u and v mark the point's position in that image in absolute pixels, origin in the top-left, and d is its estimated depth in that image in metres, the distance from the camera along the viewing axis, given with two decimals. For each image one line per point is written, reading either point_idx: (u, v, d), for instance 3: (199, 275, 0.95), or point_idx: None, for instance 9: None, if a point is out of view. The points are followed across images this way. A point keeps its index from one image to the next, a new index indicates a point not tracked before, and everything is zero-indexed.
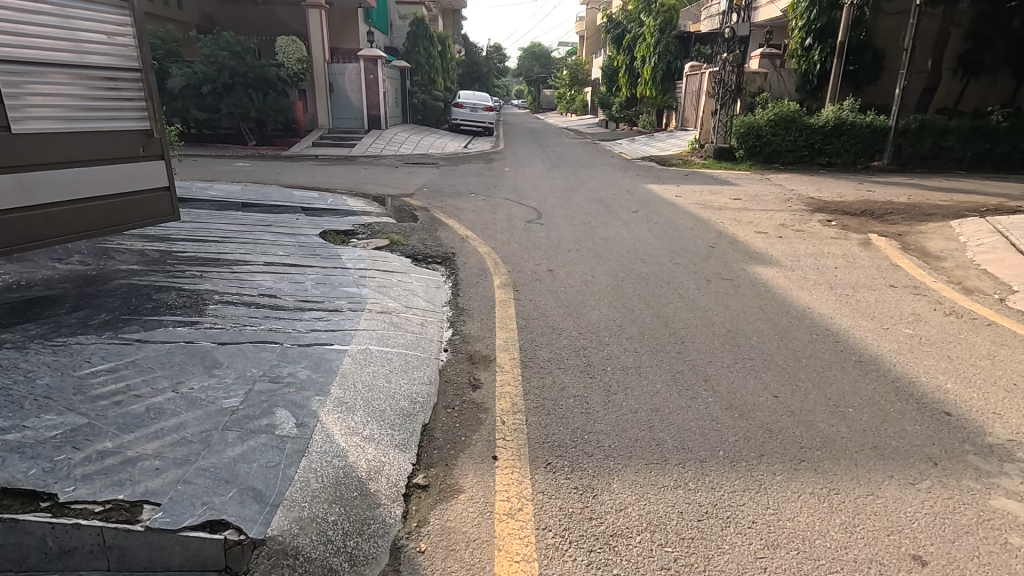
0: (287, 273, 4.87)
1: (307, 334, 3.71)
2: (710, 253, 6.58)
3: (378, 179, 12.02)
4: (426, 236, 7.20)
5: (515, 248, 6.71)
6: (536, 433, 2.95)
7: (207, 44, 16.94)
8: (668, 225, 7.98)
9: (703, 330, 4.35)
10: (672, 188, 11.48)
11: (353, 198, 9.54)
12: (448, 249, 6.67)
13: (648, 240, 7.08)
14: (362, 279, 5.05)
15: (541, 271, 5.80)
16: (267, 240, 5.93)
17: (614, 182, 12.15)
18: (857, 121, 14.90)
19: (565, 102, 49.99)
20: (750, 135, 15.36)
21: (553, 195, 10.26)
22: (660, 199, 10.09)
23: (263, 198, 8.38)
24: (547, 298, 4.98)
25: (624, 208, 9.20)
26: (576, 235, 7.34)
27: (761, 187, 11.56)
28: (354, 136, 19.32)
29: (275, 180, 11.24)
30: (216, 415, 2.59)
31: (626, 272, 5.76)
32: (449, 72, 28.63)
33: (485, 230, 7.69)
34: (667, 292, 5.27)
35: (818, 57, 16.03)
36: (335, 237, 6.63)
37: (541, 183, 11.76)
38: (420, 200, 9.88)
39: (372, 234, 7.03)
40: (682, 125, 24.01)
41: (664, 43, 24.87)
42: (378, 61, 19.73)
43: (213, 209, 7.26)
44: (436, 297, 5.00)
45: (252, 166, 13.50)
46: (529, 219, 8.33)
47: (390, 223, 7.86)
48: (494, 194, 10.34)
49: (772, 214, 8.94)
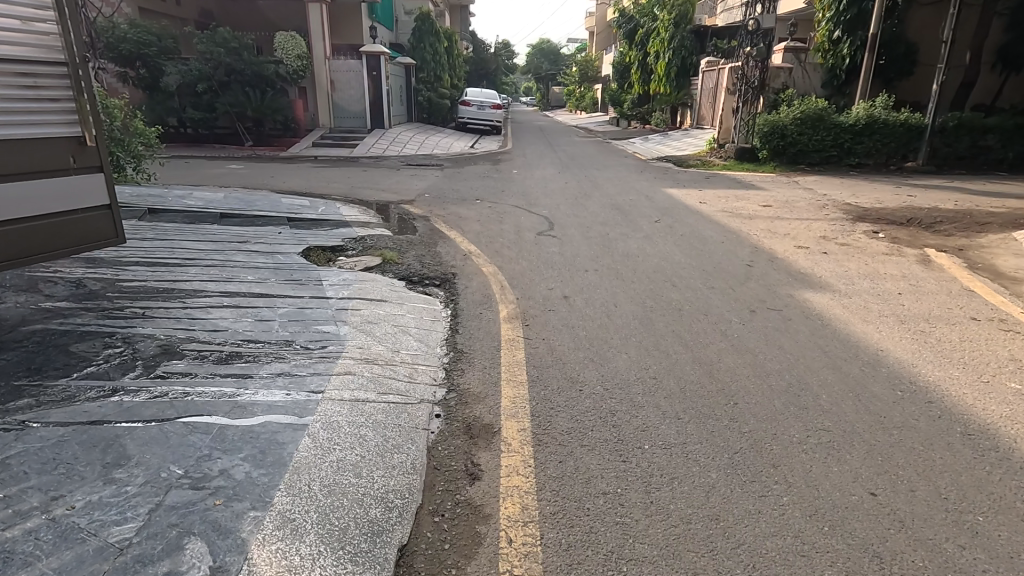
0: (251, 308, 4.07)
1: (259, 401, 2.90)
2: (748, 273, 5.74)
3: (377, 183, 11.26)
4: (424, 253, 6.41)
5: (524, 268, 5.89)
6: (554, 564, 2.14)
7: (203, 40, 16.23)
8: (696, 237, 7.14)
9: (758, 384, 3.50)
10: (694, 193, 10.62)
11: (347, 207, 8.74)
12: (448, 269, 5.87)
13: (675, 257, 6.25)
14: (342, 314, 4.24)
15: (554, 298, 4.98)
16: (238, 262, 5.14)
17: (631, 185, 11.30)
18: (890, 119, 13.91)
19: (575, 100, 49.28)
20: (774, 134, 14.43)
21: (565, 202, 9.44)
22: (682, 206, 9.25)
23: (245, 208, 7.61)
24: (563, 337, 4.15)
25: (644, 217, 8.37)
26: (594, 251, 6.52)
27: (790, 192, 10.69)
28: (355, 136, 18.55)
29: (267, 185, 10.51)
30: (92, 563, 1.80)
31: (654, 300, 4.92)
32: (456, 69, 27.81)
33: (491, 243, 6.88)
34: (705, 326, 4.41)
35: (847, 51, 15.07)
36: (320, 256, 5.85)
37: (552, 187, 10.93)
38: (421, 207, 9.09)
39: (362, 252, 6.24)
40: (697, 123, 23.07)
41: (679, 38, 23.83)
42: (381, 57, 18.93)
43: (187, 222, 6.50)
44: (431, 336, 4.19)
45: (246, 169, 12.79)
46: (540, 231, 7.51)
47: (385, 236, 7.07)
48: (501, 200, 9.53)
49: (810, 224, 8.09)
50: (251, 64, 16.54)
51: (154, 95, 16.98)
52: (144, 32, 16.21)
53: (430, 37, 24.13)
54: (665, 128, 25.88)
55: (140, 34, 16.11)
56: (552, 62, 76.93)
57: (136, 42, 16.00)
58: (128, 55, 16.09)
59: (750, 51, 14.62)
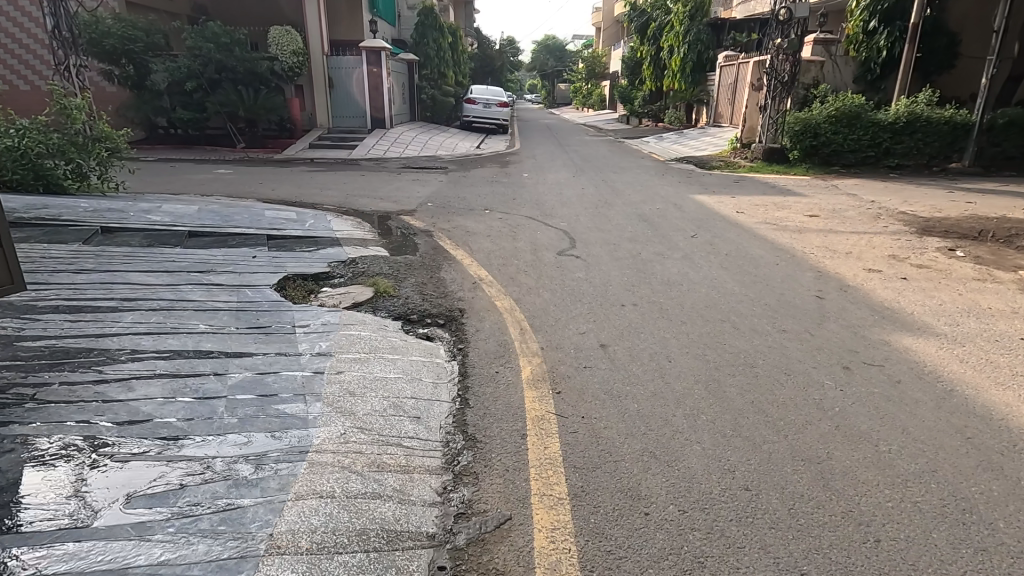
0: (192, 378, 3.04)
1: (163, 568, 1.89)
2: (822, 309, 4.70)
3: (376, 190, 10.22)
4: (425, 280, 5.38)
5: (546, 302, 4.85)
6: None
7: (192, 35, 15.23)
8: (744, 258, 6.09)
9: (899, 505, 2.45)
10: (726, 199, 9.56)
11: (339, 219, 7.71)
12: (454, 303, 4.83)
13: (726, 286, 5.20)
14: (316, 381, 3.21)
15: (590, 348, 3.94)
16: (192, 300, 4.10)
17: (655, 191, 10.23)
18: (933, 116, 12.74)
19: (581, 97, 48.10)
20: (806, 133, 13.32)
21: (585, 212, 8.38)
22: (718, 216, 8.19)
23: (220, 224, 6.59)
24: (610, 416, 3.12)
25: (677, 231, 7.31)
26: (628, 277, 5.48)
27: (833, 199, 9.63)
28: (355, 136, 17.52)
29: (253, 193, 9.51)
30: None
31: (718, 351, 3.88)
32: (461, 65, 26.73)
33: (504, 267, 5.84)
34: (795, 393, 3.35)
35: (885, 42, 13.91)
36: (298, 289, 4.83)
37: (567, 194, 9.87)
38: (423, 219, 8.06)
39: (351, 281, 5.21)
40: (715, 120, 21.94)
41: (694, 32, 22.66)
42: (382, 53, 17.86)
43: (143, 243, 5.49)
44: (432, 412, 3.16)
45: (235, 175, 11.80)
46: (560, 249, 6.46)
47: (380, 258, 6.03)
48: (512, 210, 8.49)
49: (870, 239, 7.03)
50: (244, 61, 15.52)
51: (141, 94, 15.98)
52: (129, 27, 15.23)
53: (433, 32, 23.09)
54: (679, 126, 24.69)
55: (125, 29, 15.12)
56: (557, 58, 75.80)
57: (121, 37, 15.00)
58: (112, 51, 15.09)
59: (780, 43, 13.45)
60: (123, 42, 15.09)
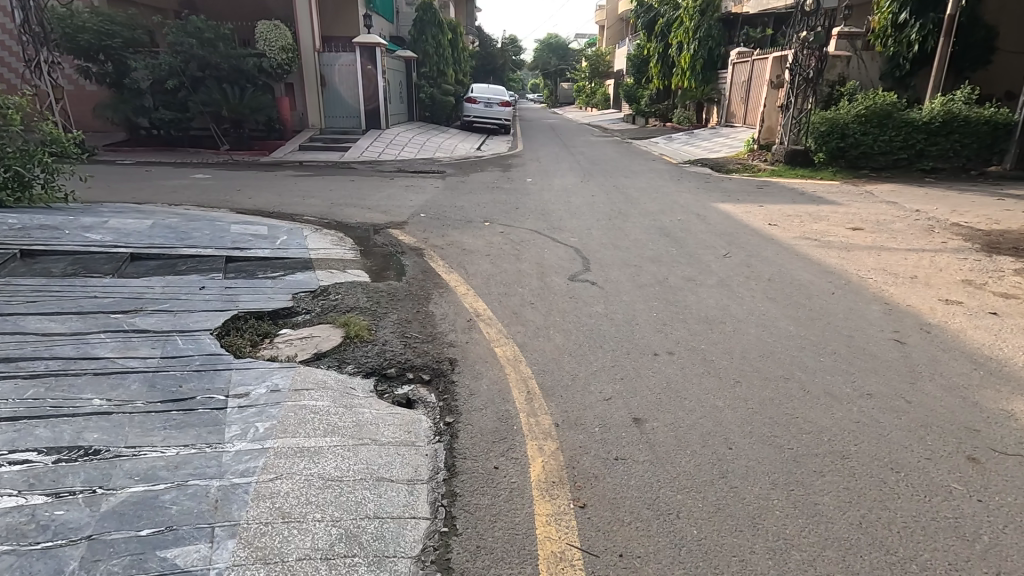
0: (49, 506, 2.08)
1: None
2: (909, 360, 3.71)
3: (363, 198, 9.23)
4: (409, 317, 4.40)
5: (558, 349, 3.86)
6: None
7: (173, 30, 14.30)
8: (793, 287, 5.10)
9: None
10: (753, 209, 8.57)
11: (319, 234, 6.76)
12: (443, 351, 3.85)
13: (780, 327, 4.21)
14: (235, 500, 2.24)
15: (621, 427, 2.97)
16: (96, 359, 3.13)
17: (672, 199, 9.23)
18: (973, 116, 11.68)
19: (584, 97, 47.14)
20: (832, 134, 12.31)
21: (598, 225, 7.39)
22: (749, 229, 7.21)
23: (173, 243, 5.62)
24: (661, 554, 2.15)
25: (706, 249, 6.33)
26: (659, 312, 4.51)
27: (873, 208, 8.63)
28: (348, 137, 16.54)
29: (227, 202, 8.54)
30: None
31: (792, 431, 2.91)
32: (461, 63, 25.74)
33: (506, 297, 4.86)
34: (917, 509, 2.37)
35: (917, 36, 12.88)
36: (247, 335, 3.85)
37: (577, 202, 8.88)
38: (413, 233, 7.08)
39: (317, 320, 4.24)
40: (727, 120, 20.94)
41: (705, 27, 21.61)
42: (377, 49, 16.83)
43: (69, 272, 4.53)
44: (402, 544, 2.18)
45: (213, 180, 10.82)
46: (572, 273, 5.48)
47: (358, 286, 5.05)
48: (514, 222, 7.51)
49: (931, 258, 6.04)
50: (229, 58, 14.59)
51: (120, 92, 15.01)
52: (107, 21, 14.29)
53: (431, 28, 22.11)
54: (688, 126, 23.64)
55: (102, 23, 14.18)
56: (559, 57, 74.59)
57: (97, 32, 14.06)
58: (88, 47, 14.14)
59: (806, 36, 12.42)
60: (99, 37, 14.15)
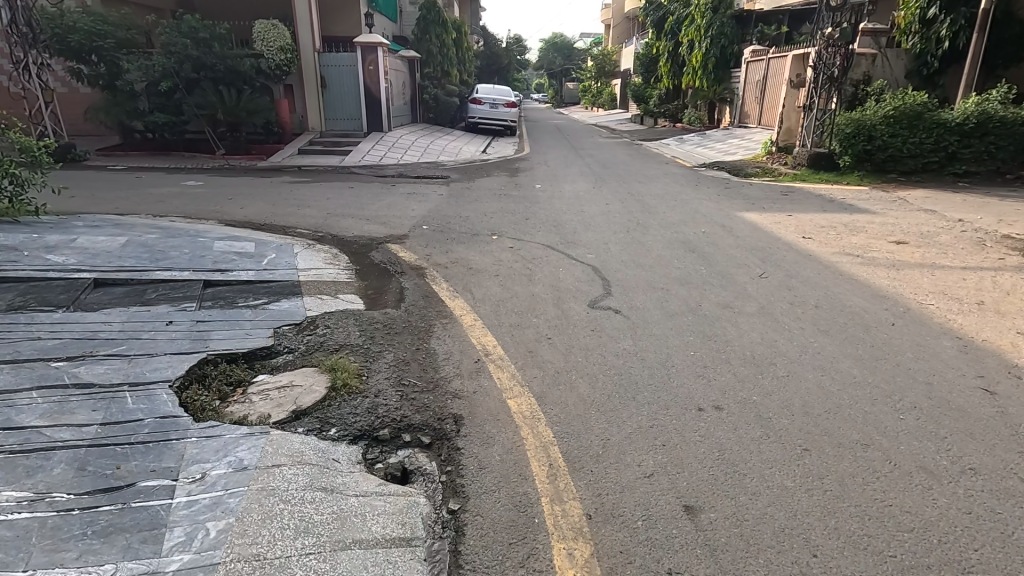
0: None
1: None
2: (1008, 418, 3.08)
3: (363, 207, 8.65)
4: (407, 358, 3.80)
5: (582, 402, 3.26)
6: None
7: (167, 30, 13.79)
8: (846, 317, 4.47)
9: None
10: (782, 219, 7.93)
11: (311, 251, 6.18)
12: (446, 405, 3.26)
13: (843, 372, 3.58)
14: None
15: (670, 521, 2.36)
16: (19, 430, 2.54)
17: (693, 208, 8.59)
18: (1010, 116, 10.94)
19: (591, 97, 46.51)
20: (858, 136, 11.62)
21: (616, 239, 6.77)
22: (782, 244, 6.57)
23: (147, 264, 5.05)
24: None
25: (737, 268, 5.71)
26: (695, 349, 3.90)
27: (912, 218, 7.97)
28: (349, 141, 15.97)
29: (216, 214, 7.97)
30: None
31: (889, 530, 2.29)
32: (466, 63, 25.16)
33: (519, 330, 4.26)
34: None
35: (947, 31, 12.18)
36: (214, 385, 3.26)
37: (591, 212, 8.27)
38: (415, 249, 6.49)
39: (301, 363, 3.65)
40: (741, 120, 20.31)
41: (718, 25, 20.93)
42: (379, 49, 16.24)
43: (19, 305, 3.95)
44: None
45: (205, 188, 10.28)
46: (592, 299, 4.86)
47: (351, 317, 4.45)
48: (525, 236, 6.91)
49: (992, 278, 5.40)
50: (225, 59, 14.06)
51: (112, 94, 14.51)
52: (98, 21, 13.80)
53: (436, 27, 21.55)
54: (700, 126, 22.93)
55: (93, 23, 13.68)
56: (565, 56, 73.84)
57: (88, 33, 13.57)
58: (79, 48, 13.64)
59: (831, 32, 11.73)
60: (90, 38, 13.65)
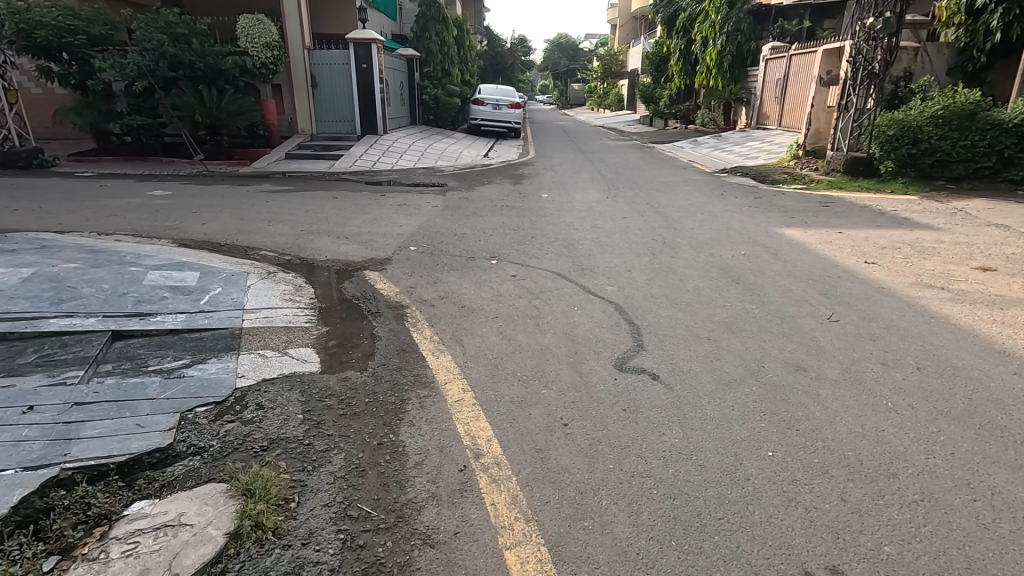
0: None
1: None
2: None
3: (343, 222, 7.55)
4: (363, 467, 2.63)
5: (623, 559, 2.10)
6: None
7: (143, 25, 12.76)
8: (969, 387, 3.30)
9: None
10: (832, 237, 6.77)
11: (268, 283, 5.07)
12: (410, 564, 2.09)
13: (1008, 496, 2.40)
14: None
15: None
16: None
17: (724, 223, 7.45)
18: None
19: (596, 98, 45.34)
20: (902, 138, 10.37)
21: (640, 265, 5.63)
22: (843, 272, 5.41)
23: (44, 308, 3.96)
24: None
25: (797, 307, 4.55)
26: (774, 448, 2.74)
27: (985, 235, 6.80)
28: (341, 144, 14.88)
29: (172, 233, 6.89)
30: None
31: None
32: (468, 62, 24.06)
33: (523, 410, 3.11)
34: None
35: (998, 23, 10.69)
36: (54, 530, 2.14)
37: (607, 229, 7.12)
38: (396, 278, 5.37)
39: (207, 477, 2.49)
40: (761, 122, 19.13)
41: (734, 21, 19.74)
42: (373, 46, 15.12)
43: None
44: None
45: (172, 198, 9.20)
46: (620, 357, 3.71)
47: (296, 389, 3.30)
48: (531, 262, 5.77)
49: None
50: (204, 56, 13.05)
51: (85, 95, 13.45)
52: (69, 16, 12.74)
53: (436, 25, 20.47)
54: (715, 128, 21.74)
55: (63, 18, 12.62)
56: (570, 57, 72.80)
57: (57, 28, 12.49)
58: (47, 45, 12.56)
59: (872, 23, 10.44)
60: (59, 34, 12.55)
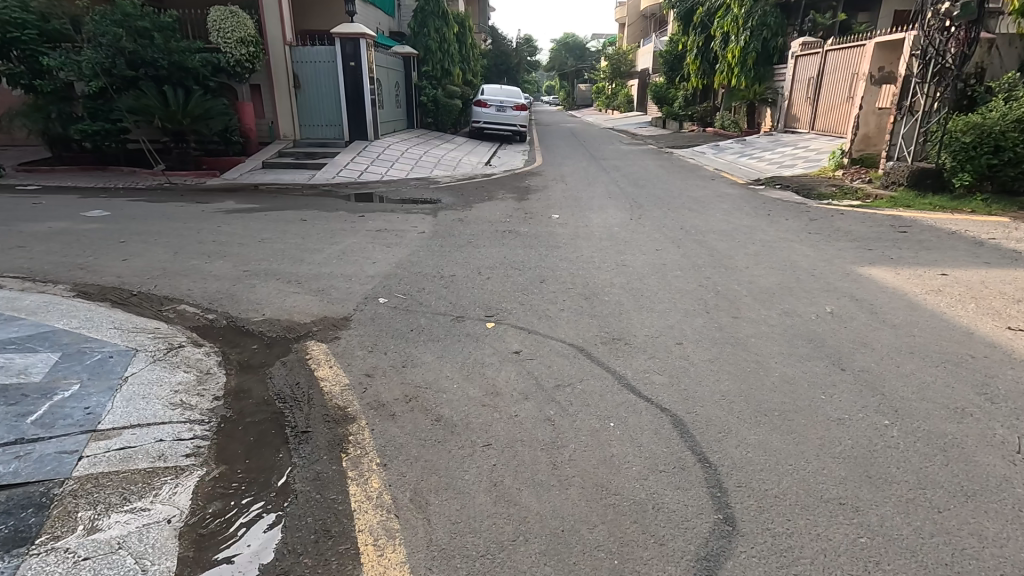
0: None
1: None
2: None
3: (303, 256, 6.00)
4: None
5: None
6: None
7: (97, 18, 11.20)
8: None
9: None
10: (937, 281, 5.14)
11: (155, 369, 3.48)
12: None
13: None
14: None
15: None
16: None
17: (788, 259, 5.84)
18: None
19: (605, 99, 43.62)
20: (981, 145, 8.52)
21: (693, 335, 4.03)
22: (989, 350, 3.77)
23: None
24: None
25: (957, 426, 2.93)
26: None
27: None
28: (326, 151, 13.34)
29: (76, 274, 5.37)
30: None
31: None
32: (471, 61, 22.52)
33: None
34: None
35: None
36: None
37: (638, 269, 5.53)
38: (351, 355, 3.80)
39: None
40: (790, 125, 17.45)
41: (760, 15, 18.06)
42: (361, 42, 13.55)
43: None
44: None
45: (107, 220, 7.68)
46: (701, 556, 2.13)
47: None
48: (541, 327, 4.19)
49: None
50: (168, 53, 11.56)
51: (36, 97, 11.99)
52: (17, 8, 11.19)
53: (435, 20, 18.90)
54: (737, 132, 20.09)
55: (7, 10, 11.08)
56: (577, 57, 71.13)
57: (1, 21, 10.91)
58: None
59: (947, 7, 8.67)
60: (3, 27, 10.94)
